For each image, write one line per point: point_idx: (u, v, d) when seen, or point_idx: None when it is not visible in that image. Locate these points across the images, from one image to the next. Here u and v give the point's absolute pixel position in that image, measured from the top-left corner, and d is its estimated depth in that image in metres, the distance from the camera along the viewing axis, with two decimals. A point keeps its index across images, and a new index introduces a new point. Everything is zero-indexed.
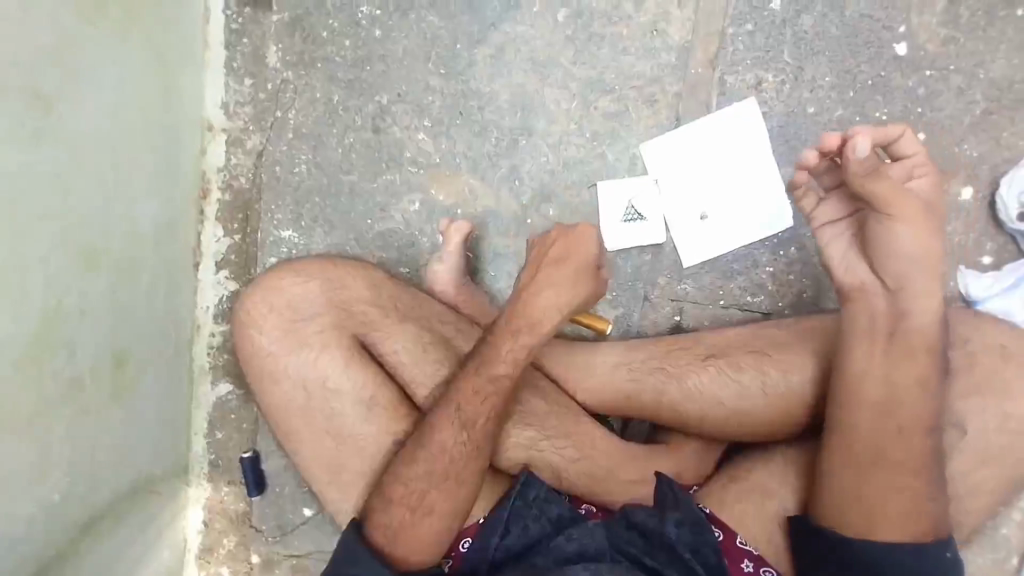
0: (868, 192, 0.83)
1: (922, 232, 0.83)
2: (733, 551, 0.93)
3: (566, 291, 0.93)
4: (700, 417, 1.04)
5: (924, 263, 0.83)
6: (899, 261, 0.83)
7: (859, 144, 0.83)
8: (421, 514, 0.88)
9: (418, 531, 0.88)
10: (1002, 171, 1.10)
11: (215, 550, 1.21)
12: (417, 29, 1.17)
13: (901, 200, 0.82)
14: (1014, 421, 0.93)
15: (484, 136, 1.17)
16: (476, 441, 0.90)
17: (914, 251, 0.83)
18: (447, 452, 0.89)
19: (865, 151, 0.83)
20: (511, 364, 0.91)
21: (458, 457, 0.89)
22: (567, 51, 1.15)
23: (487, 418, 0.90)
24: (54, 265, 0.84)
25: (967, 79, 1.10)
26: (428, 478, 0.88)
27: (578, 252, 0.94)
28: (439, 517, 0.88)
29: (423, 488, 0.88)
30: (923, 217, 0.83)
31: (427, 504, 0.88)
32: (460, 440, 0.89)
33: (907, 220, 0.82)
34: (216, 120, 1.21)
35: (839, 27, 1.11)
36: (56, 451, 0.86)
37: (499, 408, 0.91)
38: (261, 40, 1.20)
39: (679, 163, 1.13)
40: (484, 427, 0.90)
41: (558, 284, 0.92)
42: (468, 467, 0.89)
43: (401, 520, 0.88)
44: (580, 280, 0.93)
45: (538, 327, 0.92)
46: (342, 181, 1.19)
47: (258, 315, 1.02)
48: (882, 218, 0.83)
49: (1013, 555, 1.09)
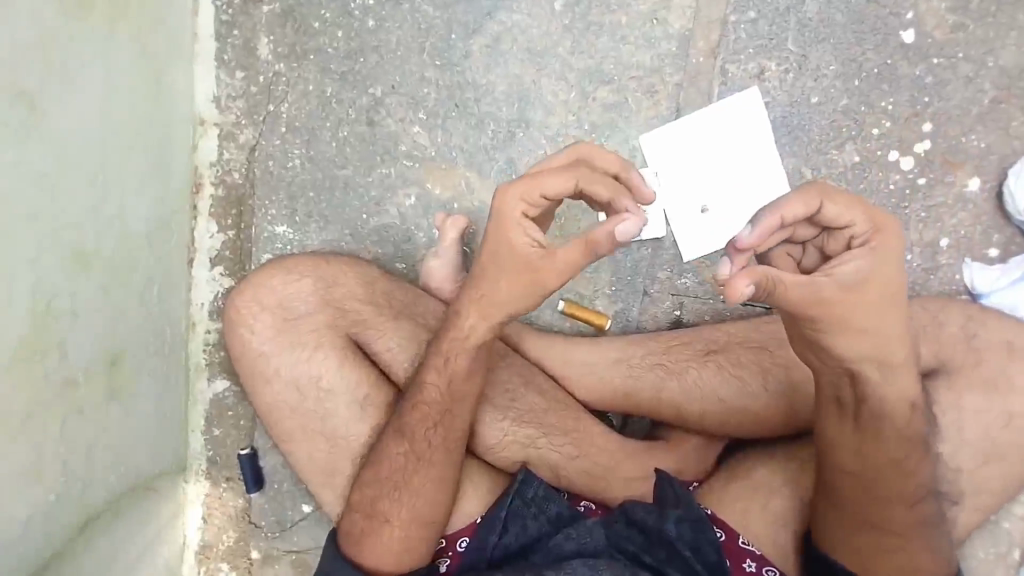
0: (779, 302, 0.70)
1: (850, 325, 0.72)
2: (736, 552, 0.92)
3: (509, 298, 0.84)
4: (701, 414, 1.03)
5: (863, 343, 0.74)
6: (844, 347, 0.74)
7: (741, 287, 0.66)
8: (377, 523, 0.90)
9: (376, 536, 0.90)
10: (1010, 162, 1.08)
11: (215, 546, 1.21)
12: (411, 19, 1.15)
13: (821, 302, 0.71)
14: (1020, 420, 0.92)
15: (480, 129, 1.15)
16: (419, 451, 0.91)
17: (843, 343, 0.74)
18: (393, 463, 0.92)
19: (749, 286, 0.67)
20: (436, 371, 0.92)
21: (404, 466, 0.91)
22: (565, 41, 1.12)
23: (425, 426, 0.91)
24: (44, 265, 0.83)
25: (975, 67, 1.07)
26: (381, 487, 0.91)
27: (503, 245, 0.81)
28: (395, 526, 0.90)
29: (375, 495, 0.91)
30: (857, 306, 0.71)
31: (382, 512, 0.90)
32: (401, 451, 0.91)
33: (836, 320, 0.72)
34: (208, 114, 1.19)
35: (844, 14, 1.08)
36: (51, 455, 0.86)
37: (438, 415, 0.92)
38: (252, 31, 1.17)
39: (679, 155, 1.11)
40: (426, 434, 0.91)
41: (497, 295, 0.85)
42: (418, 476, 0.91)
43: (361, 528, 0.91)
44: (524, 286, 0.82)
45: (449, 342, 0.91)
46: (337, 176, 1.18)
47: (248, 314, 1.01)
48: (812, 318, 0.72)
49: (1017, 550, 1.08)
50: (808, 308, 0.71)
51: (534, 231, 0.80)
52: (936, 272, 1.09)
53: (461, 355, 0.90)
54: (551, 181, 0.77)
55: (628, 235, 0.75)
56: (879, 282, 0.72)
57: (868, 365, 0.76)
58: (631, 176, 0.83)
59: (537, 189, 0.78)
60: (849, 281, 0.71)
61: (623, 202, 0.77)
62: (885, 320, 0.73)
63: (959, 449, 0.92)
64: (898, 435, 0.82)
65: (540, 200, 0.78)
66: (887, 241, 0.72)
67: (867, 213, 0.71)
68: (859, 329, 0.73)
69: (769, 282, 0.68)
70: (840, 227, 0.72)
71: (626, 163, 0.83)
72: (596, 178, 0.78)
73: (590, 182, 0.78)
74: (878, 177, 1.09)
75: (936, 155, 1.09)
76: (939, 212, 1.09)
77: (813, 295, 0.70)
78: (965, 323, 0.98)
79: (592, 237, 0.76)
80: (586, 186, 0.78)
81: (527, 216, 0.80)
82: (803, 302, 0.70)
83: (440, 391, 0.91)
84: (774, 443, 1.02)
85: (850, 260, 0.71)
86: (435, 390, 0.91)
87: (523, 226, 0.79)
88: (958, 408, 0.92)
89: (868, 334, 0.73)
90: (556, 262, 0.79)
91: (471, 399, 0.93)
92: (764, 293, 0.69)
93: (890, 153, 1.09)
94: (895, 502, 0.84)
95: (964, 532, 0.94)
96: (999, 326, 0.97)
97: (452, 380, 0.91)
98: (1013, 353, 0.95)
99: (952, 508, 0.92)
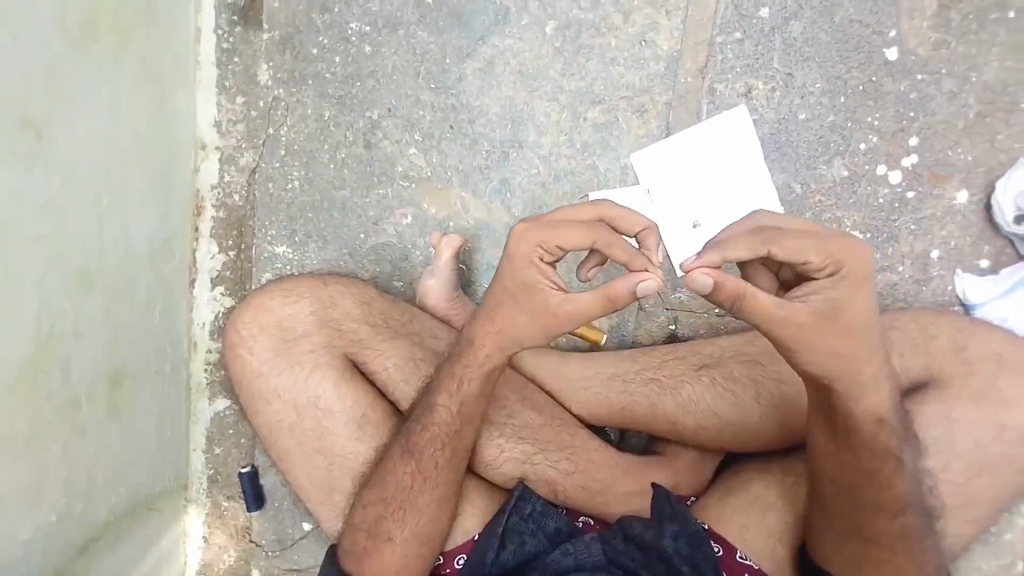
0: (748, 315, 0.73)
1: (825, 348, 0.74)
2: (734, 567, 0.92)
3: (526, 334, 0.84)
4: (695, 430, 1.04)
5: (840, 364, 0.76)
6: (815, 366, 0.76)
7: (700, 279, 0.71)
8: (380, 541, 0.92)
9: (378, 554, 0.91)
10: (997, 175, 1.09)
11: (215, 565, 1.22)
12: (406, 45, 1.18)
13: (793, 324, 0.73)
14: (1011, 432, 0.92)
15: (474, 149, 1.17)
16: (425, 471, 0.92)
17: (820, 363, 0.76)
18: (397, 479, 0.93)
19: (709, 283, 0.72)
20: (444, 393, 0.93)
21: (411, 486, 0.92)
22: (556, 64, 1.15)
23: (424, 443, 0.92)
24: (50, 288, 0.85)
25: (958, 82, 1.09)
26: (383, 505, 0.93)
27: (514, 278, 0.81)
28: (399, 543, 0.91)
29: (379, 514, 0.93)
30: (823, 332, 0.73)
31: (386, 530, 0.92)
32: (409, 470, 0.93)
33: (800, 341, 0.74)
34: (210, 139, 1.22)
35: (829, 34, 1.10)
36: (53, 475, 0.87)
37: (441, 434, 0.92)
38: (252, 58, 1.21)
39: (670, 174, 1.13)
40: (427, 451, 0.92)
41: (514, 329, 0.84)
42: (423, 498, 0.92)
43: (363, 545, 0.92)
44: (526, 324, 0.83)
45: (462, 367, 0.91)
46: (335, 197, 1.20)
47: (247, 336, 1.03)
48: (784, 339, 0.74)
49: (1019, 561, 1.07)
50: (777, 325, 0.73)
51: (551, 273, 0.80)
52: (927, 283, 1.11)
53: (474, 380, 0.91)
54: (571, 233, 0.77)
55: (646, 293, 0.75)
56: (850, 311, 0.73)
57: (857, 374, 0.77)
58: (649, 244, 0.78)
59: (557, 240, 0.77)
60: (821, 308, 0.73)
61: (637, 265, 0.76)
62: (848, 346, 0.74)
63: (951, 460, 0.92)
64: (889, 442, 0.83)
65: (557, 249, 0.78)
66: (850, 279, 0.73)
67: (822, 251, 0.72)
68: (818, 352, 0.75)
69: (731, 290, 0.72)
70: (803, 265, 0.73)
71: (650, 226, 0.78)
72: (614, 236, 0.77)
73: (608, 243, 0.76)
74: (867, 191, 1.11)
75: (923, 169, 1.10)
76: (928, 225, 1.11)
77: (782, 314, 0.72)
78: (954, 335, 0.98)
79: (613, 289, 0.75)
80: (605, 247, 0.77)
81: (545, 260, 0.80)
82: (773, 320, 0.73)
83: (443, 409, 0.92)
84: (769, 456, 1.03)
85: (811, 295, 0.74)
86: (446, 413, 0.92)
87: (541, 268, 0.80)
88: (949, 419, 0.93)
89: (844, 357, 0.75)
90: (575, 307, 0.79)
91: (479, 421, 0.94)
92: (731, 298, 0.72)
93: (877, 167, 1.11)
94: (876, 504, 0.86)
95: (961, 541, 0.94)
96: (989, 337, 0.98)
97: (464, 403, 0.92)
98: (1003, 364, 0.95)
99: (946, 517, 0.92)
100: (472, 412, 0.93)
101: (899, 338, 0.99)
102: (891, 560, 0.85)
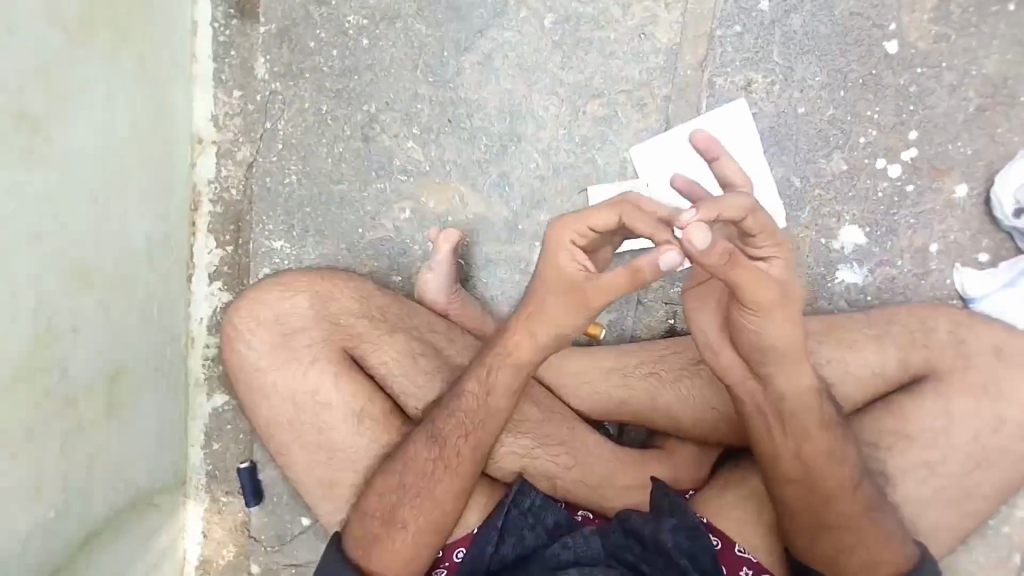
0: (724, 276, 0.75)
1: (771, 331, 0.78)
2: (732, 560, 0.92)
3: (557, 316, 0.87)
4: (694, 422, 1.04)
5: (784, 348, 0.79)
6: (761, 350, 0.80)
7: (697, 234, 0.71)
8: (393, 526, 0.91)
9: (389, 540, 0.91)
10: (997, 168, 1.09)
11: (214, 560, 1.23)
12: (404, 37, 1.17)
13: (754, 295, 0.76)
14: (1010, 425, 0.92)
15: (472, 143, 1.17)
16: (447, 459, 0.92)
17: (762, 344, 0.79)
18: (417, 466, 0.93)
19: (703, 240, 0.71)
20: (475, 383, 0.93)
21: (431, 473, 0.92)
22: (555, 57, 1.14)
23: (444, 432, 0.93)
24: (48, 285, 0.84)
25: (959, 75, 1.09)
26: (400, 493, 0.92)
27: (548, 265, 0.83)
28: (411, 531, 0.91)
29: (385, 507, 0.92)
30: (783, 310, 0.77)
31: (400, 518, 0.91)
32: (431, 457, 0.92)
33: (756, 314, 0.77)
34: (206, 133, 1.22)
35: (828, 26, 1.10)
36: (51, 470, 0.87)
37: (462, 421, 0.92)
38: (249, 51, 1.20)
39: (669, 167, 1.13)
40: (441, 442, 0.92)
41: (548, 313, 0.87)
42: (441, 484, 0.91)
43: (375, 531, 0.92)
44: (561, 306, 0.85)
45: (494, 356, 0.92)
46: (333, 191, 1.20)
47: (245, 331, 1.02)
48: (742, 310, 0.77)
49: (1017, 554, 1.07)
50: (743, 294, 0.76)
51: (584, 260, 0.82)
52: (926, 277, 1.10)
53: (506, 371, 0.92)
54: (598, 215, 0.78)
55: (669, 268, 0.76)
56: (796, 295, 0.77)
57: (793, 362, 0.81)
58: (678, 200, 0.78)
59: (588, 226, 0.79)
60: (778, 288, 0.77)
61: (662, 238, 0.76)
62: (787, 332, 0.78)
63: (947, 453, 0.92)
64: None
65: (589, 235, 0.80)
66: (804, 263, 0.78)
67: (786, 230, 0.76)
68: (761, 326, 0.78)
69: (722, 250, 0.73)
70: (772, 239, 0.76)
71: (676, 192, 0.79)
72: (637, 207, 0.77)
73: (631, 215, 0.77)
74: (866, 185, 1.11)
75: (923, 162, 1.10)
76: (927, 218, 1.10)
77: (752, 281, 0.75)
78: (953, 329, 0.98)
79: (639, 265, 0.77)
80: (629, 221, 0.77)
81: (578, 245, 0.81)
82: (746, 286, 0.75)
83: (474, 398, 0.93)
84: None
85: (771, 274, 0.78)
86: (472, 399, 0.93)
87: (574, 253, 0.82)
88: (945, 413, 0.93)
89: (788, 340, 0.79)
90: (607, 283, 0.81)
91: (504, 416, 0.94)
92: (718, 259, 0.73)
93: (877, 161, 1.11)
94: (873, 493, 0.86)
95: (959, 535, 0.94)
96: (990, 331, 0.97)
97: (491, 393, 0.93)
98: (1002, 358, 0.95)
99: (942, 510, 0.93)
100: (492, 405, 0.92)
101: (897, 331, 0.99)
102: (889, 552, 0.85)
